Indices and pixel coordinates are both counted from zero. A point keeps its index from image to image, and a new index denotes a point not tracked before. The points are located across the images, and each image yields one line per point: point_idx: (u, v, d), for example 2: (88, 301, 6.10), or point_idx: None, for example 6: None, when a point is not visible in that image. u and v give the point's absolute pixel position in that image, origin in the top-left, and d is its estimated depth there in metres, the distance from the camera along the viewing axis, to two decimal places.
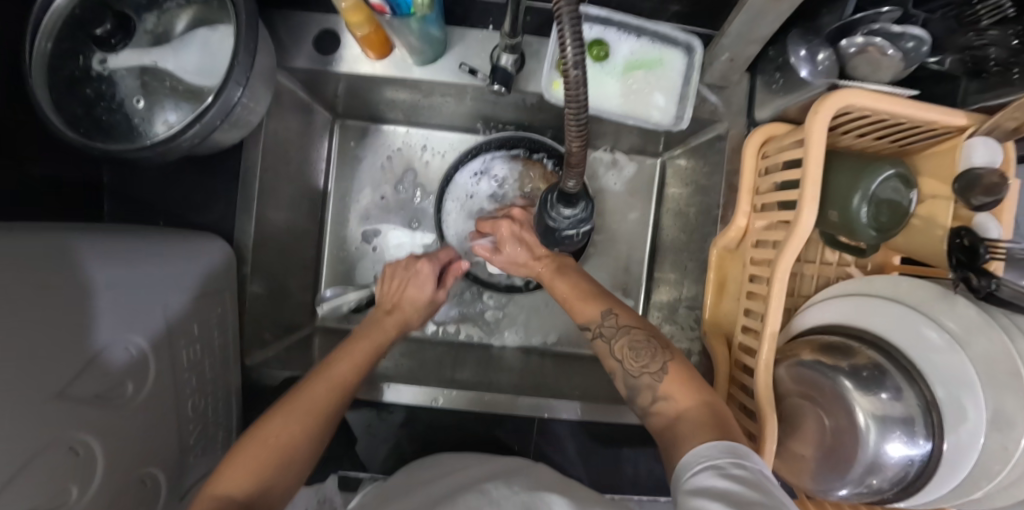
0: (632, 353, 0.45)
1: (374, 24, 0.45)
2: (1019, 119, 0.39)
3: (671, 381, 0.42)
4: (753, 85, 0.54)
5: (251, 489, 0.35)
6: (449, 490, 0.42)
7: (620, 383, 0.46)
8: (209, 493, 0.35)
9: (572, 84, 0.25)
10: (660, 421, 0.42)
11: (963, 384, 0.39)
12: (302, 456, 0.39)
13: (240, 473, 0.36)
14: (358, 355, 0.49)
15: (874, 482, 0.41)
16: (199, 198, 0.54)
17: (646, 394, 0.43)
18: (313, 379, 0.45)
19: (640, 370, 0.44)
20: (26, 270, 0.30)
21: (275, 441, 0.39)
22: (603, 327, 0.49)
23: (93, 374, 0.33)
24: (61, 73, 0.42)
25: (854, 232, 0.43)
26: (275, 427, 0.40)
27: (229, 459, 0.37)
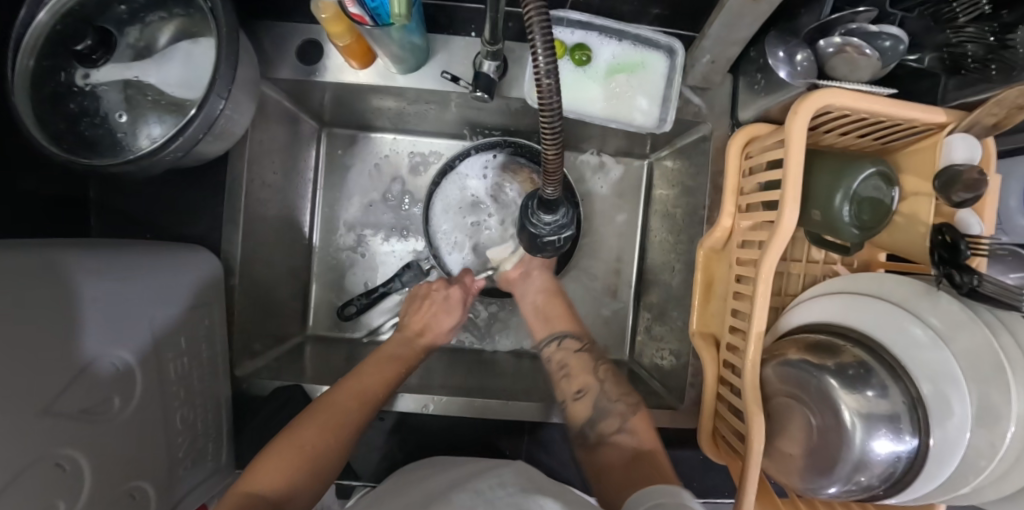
0: (613, 380, 0.55)
1: (354, 33, 0.45)
2: (998, 115, 0.40)
3: (639, 419, 0.50)
4: (735, 86, 0.54)
5: (280, 487, 0.38)
6: (439, 488, 0.42)
7: (588, 401, 0.53)
8: (241, 489, 0.37)
9: (545, 93, 0.26)
10: (615, 451, 0.47)
11: (947, 379, 0.39)
12: (329, 460, 0.42)
13: (274, 471, 0.38)
14: (386, 371, 0.52)
15: (862, 479, 0.40)
16: (187, 209, 0.54)
17: (616, 420, 0.50)
18: (340, 388, 0.48)
19: (616, 398, 0.53)
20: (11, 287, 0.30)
21: (305, 445, 0.41)
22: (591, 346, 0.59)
23: (78, 389, 0.33)
24: (44, 89, 0.43)
25: (837, 231, 0.44)
26: (304, 433, 0.42)
27: (261, 458, 0.40)
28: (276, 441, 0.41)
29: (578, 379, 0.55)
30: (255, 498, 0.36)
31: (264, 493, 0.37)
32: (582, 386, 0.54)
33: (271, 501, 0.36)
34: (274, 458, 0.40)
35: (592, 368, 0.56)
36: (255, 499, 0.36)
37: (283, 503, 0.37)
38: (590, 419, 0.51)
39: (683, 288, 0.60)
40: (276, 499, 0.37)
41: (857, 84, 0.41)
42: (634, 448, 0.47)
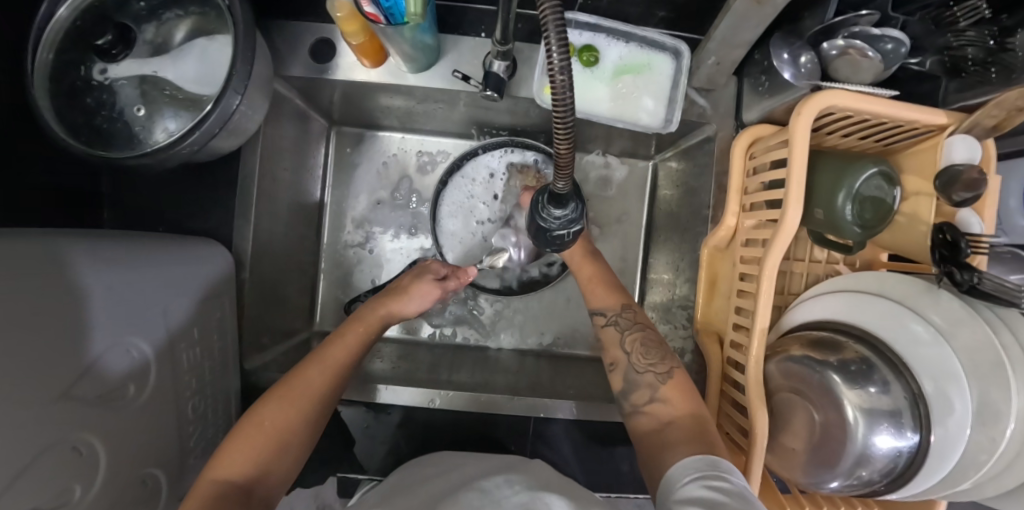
0: (642, 348, 0.50)
1: (368, 32, 0.46)
2: (996, 116, 0.41)
3: (672, 387, 0.46)
4: (739, 88, 0.55)
5: (250, 472, 0.37)
6: (448, 487, 0.42)
7: (620, 376, 0.50)
8: (208, 476, 0.37)
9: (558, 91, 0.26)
10: (649, 420, 0.45)
11: (948, 376, 0.40)
12: (299, 439, 0.41)
13: (240, 457, 0.38)
14: (351, 339, 0.49)
15: (863, 474, 0.41)
16: (198, 204, 0.55)
17: (644, 392, 0.47)
18: (305, 363, 0.45)
19: (647, 368, 0.48)
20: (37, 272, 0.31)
21: (271, 426, 0.40)
22: (618, 317, 0.54)
23: (98, 375, 0.34)
24: (63, 83, 0.44)
25: (840, 229, 0.44)
26: (270, 412, 0.41)
27: (227, 443, 0.39)
28: (242, 422, 0.40)
29: (610, 352, 0.52)
30: (224, 485, 0.36)
31: (233, 479, 0.36)
32: (614, 359, 0.51)
33: (240, 486, 0.36)
34: (239, 444, 0.38)
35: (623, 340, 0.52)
36: (223, 485, 0.36)
37: (253, 486, 0.37)
38: (624, 392, 0.49)
39: (687, 287, 0.61)
40: (245, 483, 0.37)
41: (859, 86, 0.42)
42: (667, 417, 0.44)
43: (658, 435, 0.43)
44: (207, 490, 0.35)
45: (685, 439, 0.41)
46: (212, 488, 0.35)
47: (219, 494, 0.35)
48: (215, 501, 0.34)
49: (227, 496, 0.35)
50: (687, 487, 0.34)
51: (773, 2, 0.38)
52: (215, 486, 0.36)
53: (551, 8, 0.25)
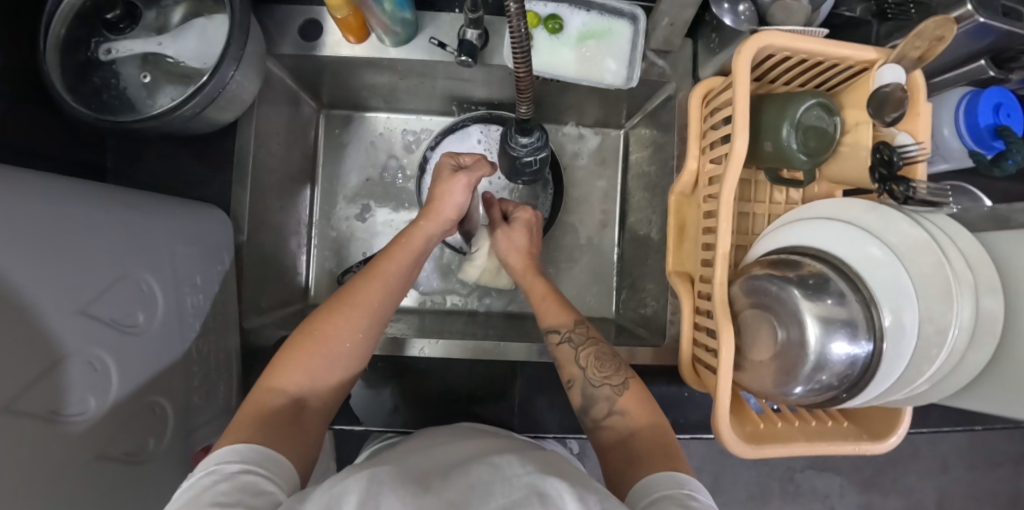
0: (597, 362, 0.51)
1: (352, 7, 0.51)
2: (921, 47, 0.45)
3: (628, 397, 0.48)
4: (694, 48, 0.60)
5: (300, 385, 0.44)
6: (459, 458, 0.38)
7: (577, 392, 0.51)
8: (265, 381, 0.43)
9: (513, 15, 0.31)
10: (611, 434, 0.46)
11: (897, 282, 0.44)
12: (346, 361, 0.47)
13: (294, 371, 0.44)
14: (399, 255, 0.52)
15: (823, 377, 0.44)
16: (196, 176, 0.59)
17: (603, 405, 0.48)
18: (357, 288, 0.49)
19: (602, 380, 0.50)
20: (68, 203, 0.36)
21: (322, 348, 0.45)
22: (572, 334, 0.55)
23: (107, 301, 0.38)
24: (75, 58, 0.48)
25: (788, 159, 0.49)
26: (323, 327, 0.46)
27: (281, 357, 0.45)
28: (296, 335, 0.46)
29: (566, 369, 0.53)
30: (279, 395, 0.42)
31: (286, 390, 0.43)
32: (570, 377, 0.52)
33: (289, 396, 0.43)
34: (293, 359, 0.44)
35: (577, 356, 0.53)
36: (278, 394, 0.43)
37: (301, 394, 0.44)
38: (584, 407, 0.50)
39: (658, 238, 0.65)
40: (294, 392, 0.43)
41: (792, 26, 0.47)
42: (627, 430, 0.46)
43: (624, 448, 0.44)
44: (268, 397, 0.42)
45: (651, 453, 0.42)
46: (270, 397, 0.42)
47: (275, 404, 0.41)
48: (271, 409, 0.41)
49: (281, 406, 0.42)
50: (659, 498, 0.36)
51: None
52: (271, 395, 0.42)
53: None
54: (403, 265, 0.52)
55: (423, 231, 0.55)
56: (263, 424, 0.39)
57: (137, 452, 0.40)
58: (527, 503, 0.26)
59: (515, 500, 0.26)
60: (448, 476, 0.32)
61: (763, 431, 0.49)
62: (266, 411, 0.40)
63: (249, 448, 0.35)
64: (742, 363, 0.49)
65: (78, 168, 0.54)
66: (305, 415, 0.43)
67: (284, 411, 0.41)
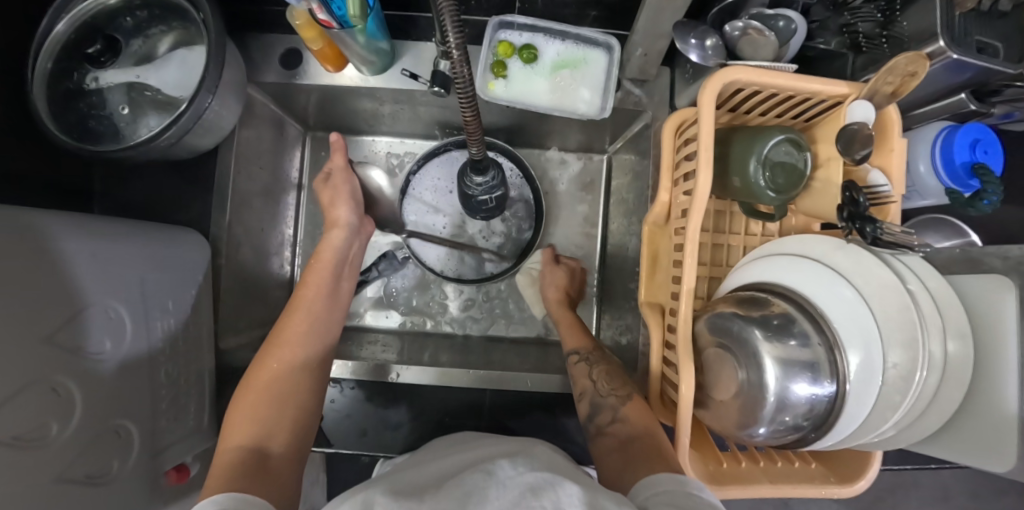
0: (607, 376, 0.53)
1: (326, 39, 0.52)
2: (892, 83, 0.44)
3: (632, 406, 0.48)
4: (672, 78, 0.60)
5: (259, 433, 0.42)
6: (456, 466, 0.36)
7: (585, 402, 0.52)
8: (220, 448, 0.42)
9: (456, 63, 0.31)
10: (611, 440, 0.46)
11: (861, 327, 0.43)
12: (296, 394, 0.47)
13: (248, 421, 0.43)
14: (317, 283, 0.57)
15: (787, 419, 0.43)
16: (180, 198, 0.61)
17: (608, 413, 0.48)
18: (284, 325, 0.53)
19: (610, 392, 0.51)
20: (37, 235, 0.37)
21: (266, 387, 0.46)
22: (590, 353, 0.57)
23: (72, 331, 0.39)
24: (59, 88, 0.50)
25: (756, 195, 0.48)
26: (259, 374, 0.48)
27: (231, 416, 0.44)
28: (239, 396, 0.46)
29: (579, 383, 0.54)
30: (238, 449, 0.41)
31: (244, 442, 0.41)
32: (581, 389, 0.54)
33: (249, 446, 0.41)
34: (242, 412, 0.44)
35: (590, 371, 0.54)
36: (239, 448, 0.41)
37: (262, 442, 0.42)
38: (590, 417, 0.51)
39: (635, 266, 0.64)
40: (253, 443, 0.41)
41: (760, 61, 0.46)
42: (625, 433, 0.45)
43: (620, 450, 0.44)
44: (226, 455, 0.40)
45: (644, 452, 0.41)
46: (230, 453, 0.40)
47: (236, 457, 0.39)
48: (230, 463, 0.39)
49: (243, 456, 0.40)
50: (659, 494, 0.34)
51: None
52: (230, 450, 0.40)
53: (449, 7, 0.29)
54: (324, 292, 0.57)
55: (332, 243, 0.59)
56: (224, 475, 0.37)
57: (102, 474, 0.41)
58: (523, 502, 0.25)
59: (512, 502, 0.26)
60: (444, 488, 0.30)
61: (724, 470, 0.48)
62: (226, 465, 0.38)
63: (229, 496, 0.33)
64: (708, 401, 0.50)
65: (64, 190, 0.56)
66: (273, 461, 0.41)
67: (248, 458, 0.39)
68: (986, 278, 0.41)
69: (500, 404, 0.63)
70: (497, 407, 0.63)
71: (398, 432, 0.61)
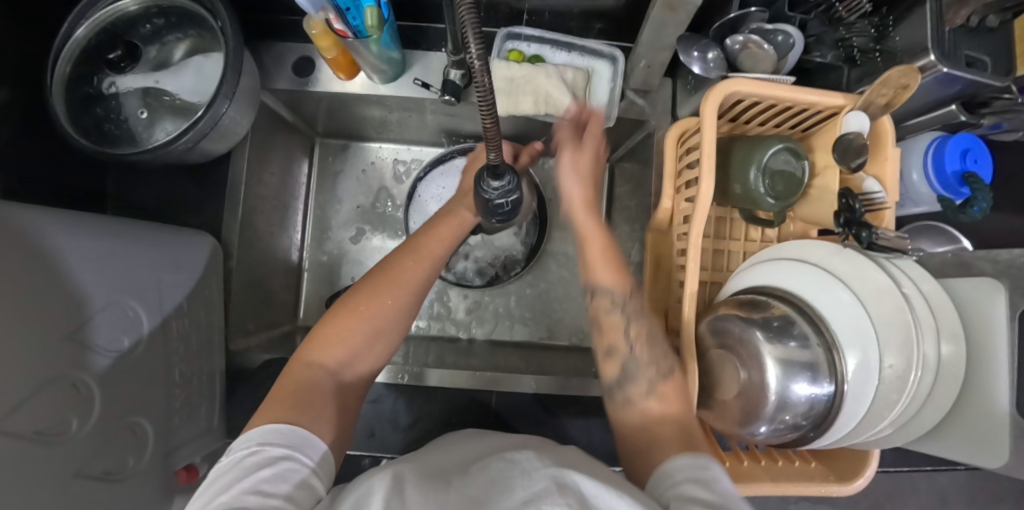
0: (648, 340, 0.45)
1: (341, 48, 0.53)
2: (885, 95, 0.45)
3: (671, 384, 0.43)
4: (674, 88, 0.62)
5: (342, 360, 0.43)
6: (478, 452, 0.37)
7: (615, 363, 0.45)
8: (305, 357, 0.42)
9: (478, 75, 0.31)
10: (636, 415, 0.42)
11: (857, 330, 0.45)
12: (389, 334, 0.46)
13: (337, 345, 0.43)
14: (443, 235, 0.56)
15: (787, 418, 0.45)
16: (191, 202, 0.61)
17: (641, 384, 0.42)
18: (400, 263, 0.50)
19: (650, 361, 0.44)
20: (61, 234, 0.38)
21: (366, 319, 0.45)
22: (626, 306, 0.46)
23: (91, 328, 0.40)
24: (77, 93, 0.52)
25: (756, 201, 0.50)
26: (365, 300, 0.46)
27: (325, 331, 0.43)
28: (335, 311, 0.45)
29: (608, 337, 0.46)
30: (320, 369, 0.41)
31: (325, 364, 0.42)
32: (608, 346, 0.46)
33: (331, 370, 0.42)
34: (335, 330, 0.44)
35: (625, 327, 0.46)
36: (318, 369, 0.41)
37: (340, 371, 0.42)
38: (617, 382, 0.44)
39: (638, 270, 0.66)
40: (334, 367, 0.42)
41: (759, 73, 0.48)
42: (657, 415, 0.41)
43: (648, 433, 0.40)
44: (308, 371, 0.40)
45: (672, 439, 0.38)
46: (312, 371, 0.41)
47: (312, 378, 0.40)
48: (315, 382, 0.40)
49: (319, 381, 0.40)
50: (679, 484, 0.32)
51: (682, 8, 0.45)
52: (310, 369, 0.41)
53: (471, 18, 0.27)
54: (446, 244, 0.55)
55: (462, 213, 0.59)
56: (301, 399, 0.37)
57: (118, 471, 0.42)
58: (545, 497, 0.26)
59: (538, 493, 0.26)
60: (469, 474, 0.31)
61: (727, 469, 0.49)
62: (303, 385, 0.39)
63: (290, 429, 0.34)
64: (710, 402, 0.51)
65: (77, 193, 0.57)
66: (343, 391, 0.42)
67: (322, 386, 0.40)
68: (977, 281, 0.43)
69: (506, 406, 0.63)
70: (503, 410, 0.63)
71: (405, 433, 0.62)
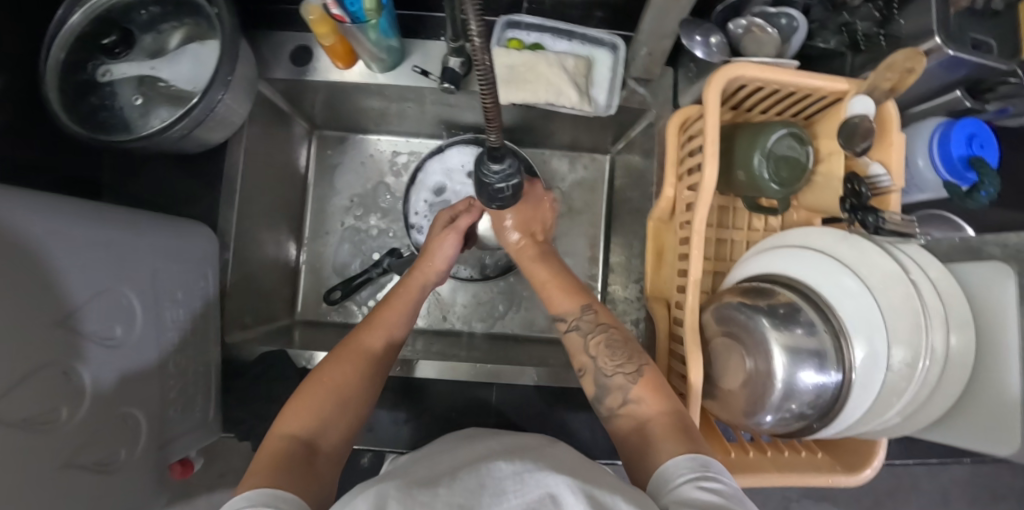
0: (608, 350, 0.47)
1: (338, 34, 0.53)
2: (892, 79, 0.45)
3: (644, 385, 0.44)
4: (675, 77, 0.61)
5: (314, 428, 0.41)
6: (482, 455, 0.34)
7: (590, 381, 0.47)
8: (276, 434, 0.40)
9: (477, 52, 0.29)
10: (628, 421, 0.43)
11: (864, 317, 0.43)
12: (358, 400, 0.45)
13: (307, 414, 0.42)
14: (402, 302, 0.54)
15: (793, 407, 0.44)
16: (187, 194, 0.61)
17: (617, 395, 0.44)
18: (363, 331, 0.50)
19: (614, 369, 0.45)
20: (58, 218, 0.37)
21: (331, 390, 0.44)
22: (581, 322, 0.50)
23: (87, 315, 0.39)
24: (73, 79, 0.51)
25: (760, 188, 0.49)
26: (333, 370, 0.45)
27: (293, 402, 0.42)
28: (304, 385, 0.44)
29: (577, 359, 0.49)
30: (292, 439, 0.39)
31: (296, 434, 0.40)
32: (581, 366, 0.49)
33: (303, 438, 0.40)
34: (304, 401, 0.43)
35: (586, 343, 0.49)
36: (291, 439, 0.39)
37: (313, 438, 0.40)
38: (598, 397, 0.46)
39: (639, 261, 0.65)
40: (307, 436, 0.40)
41: (763, 57, 0.47)
42: (643, 417, 0.42)
43: (639, 435, 0.41)
44: (280, 443, 0.39)
45: (668, 435, 0.39)
46: (283, 442, 0.39)
47: (286, 448, 0.38)
48: (287, 452, 0.38)
49: (292, 450, 0.38)
50: (680, 487, 0.32)
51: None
52: (284, 440, 0.39)
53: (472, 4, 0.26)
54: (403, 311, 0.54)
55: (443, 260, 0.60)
56: (274, 465, 0.36)
57: (110, 462, 0.41)
58: None
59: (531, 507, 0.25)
60: (459, 478, 0.29)
61: (733, 460, 0.49)
62: (277, 457, 0.37)
63: (260, 492, 0.32)
64: (716, 391, 0.50)
65: (70, 181, 0.56)
66: (318, 458, 0.39)
67: (295, 455, 0.38)
68: (985, 265, 0.42)
69: (505, 401, 0.62)
70: (502, 401, 0.63)
71: (403, 428, 0.61)
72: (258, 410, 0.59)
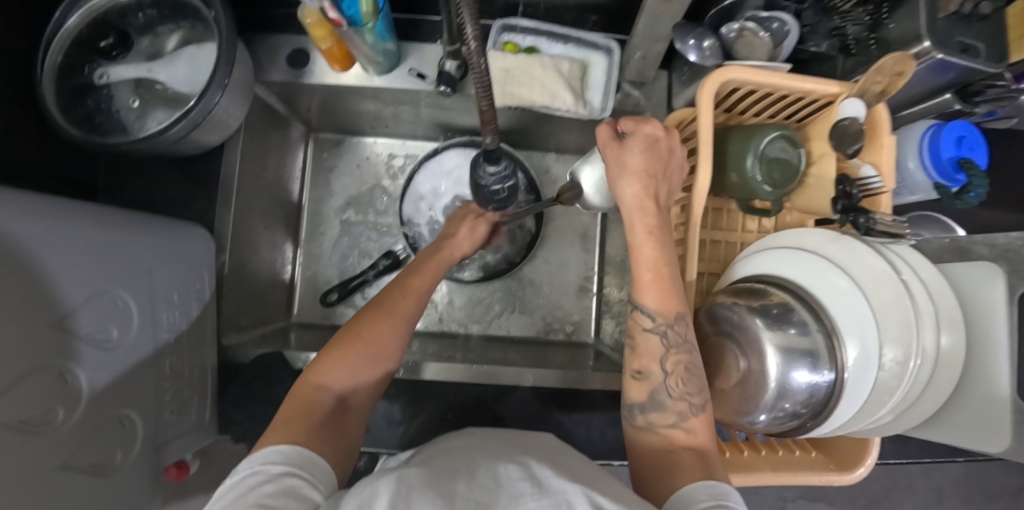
0: (686, 374, 0.43)
1: (335, 38, 0.53)
2: (881, 82, 0.46)
3: (701, 418, 0.42)
4: (669, 80, 0.62)
5: (348, 383, 0.42)
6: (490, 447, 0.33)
7: (648, 388, 0.43)
8: (311, 380, 0.41)
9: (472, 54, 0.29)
10: (663, 440, 0.41)
11: (856, 317, 0.44)
12: (388, 362, 0.46)
13: (343, 369, 0.42)
14: (433, 268, 0.54)
15: (787, 406, 0.45)
16: (183, 196, 0.61)
17: (671, 417, 0.41)
18: (397, 292, 0.49)
19: (682, 394, 0.42)
20: (52, 220, 0.37)
21: (364, 348, 0.44)
22: (670, 330, 0.43)
23: (82, 317, 0.39)
24: (70, 82, 0.51)
25: (753, 190, 0.50)
26: (367, 325, 0.45)
27: (328, 355, 0.43)
28: (338, 338, 0.45)
29: (641, 359, 0.44)
30: (327, 391, 0.40)
31: (331, 386, 0.41)
32: (643, 368, 0.44)
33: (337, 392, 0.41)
34: (340, 355, 0.43)
35: (664, 355, 0.43)
36: (324, 391, 0.41)
37: (345, 393, 0.42)
38: (642, 405, 0.43)
39: None
40: (339, 390, 0.41)
41: (754, 61, 0.48)
42: (677, 443, 0.40)
43: (666, 457, 0.39)
44: (314, 395, 0.40)
45: (695, 462, 0.38)
46: (317, 394, 0.40)
47: (320, 400, 0.39)
48: (321, 404, 0.39)
49: (327, 404, 0.39)
50: None
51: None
52: (318, 391, 0.40)
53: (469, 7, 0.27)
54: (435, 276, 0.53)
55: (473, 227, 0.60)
56: (310, 420, 0.37)
57: (106, 464, 0.41)
58: None
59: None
60: (477, 474, 0.27)
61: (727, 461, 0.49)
62: (311, 409, 0.38)
63: (294, 450, 0.32)
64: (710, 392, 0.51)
65: (65, 184, 0.55)
66: (347, 415, 0.41)
67: (329, 409, 0.39)
68: (974, 266, 0.42)
69: (501, 401, 0.63)
70: (499, 403, 0.63)
71: (399, 430, 0.61)
72: (254, 412, 0.59)
